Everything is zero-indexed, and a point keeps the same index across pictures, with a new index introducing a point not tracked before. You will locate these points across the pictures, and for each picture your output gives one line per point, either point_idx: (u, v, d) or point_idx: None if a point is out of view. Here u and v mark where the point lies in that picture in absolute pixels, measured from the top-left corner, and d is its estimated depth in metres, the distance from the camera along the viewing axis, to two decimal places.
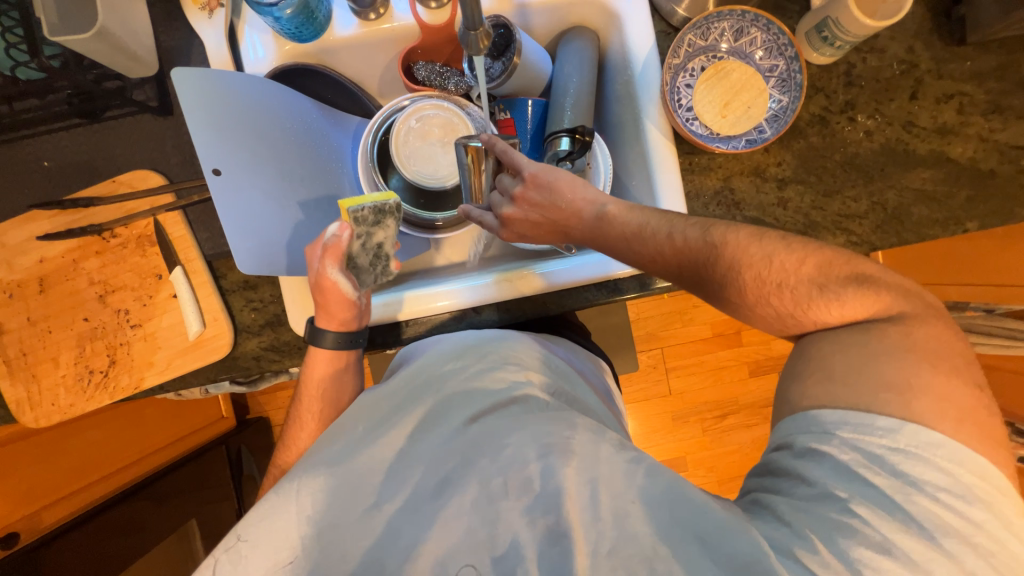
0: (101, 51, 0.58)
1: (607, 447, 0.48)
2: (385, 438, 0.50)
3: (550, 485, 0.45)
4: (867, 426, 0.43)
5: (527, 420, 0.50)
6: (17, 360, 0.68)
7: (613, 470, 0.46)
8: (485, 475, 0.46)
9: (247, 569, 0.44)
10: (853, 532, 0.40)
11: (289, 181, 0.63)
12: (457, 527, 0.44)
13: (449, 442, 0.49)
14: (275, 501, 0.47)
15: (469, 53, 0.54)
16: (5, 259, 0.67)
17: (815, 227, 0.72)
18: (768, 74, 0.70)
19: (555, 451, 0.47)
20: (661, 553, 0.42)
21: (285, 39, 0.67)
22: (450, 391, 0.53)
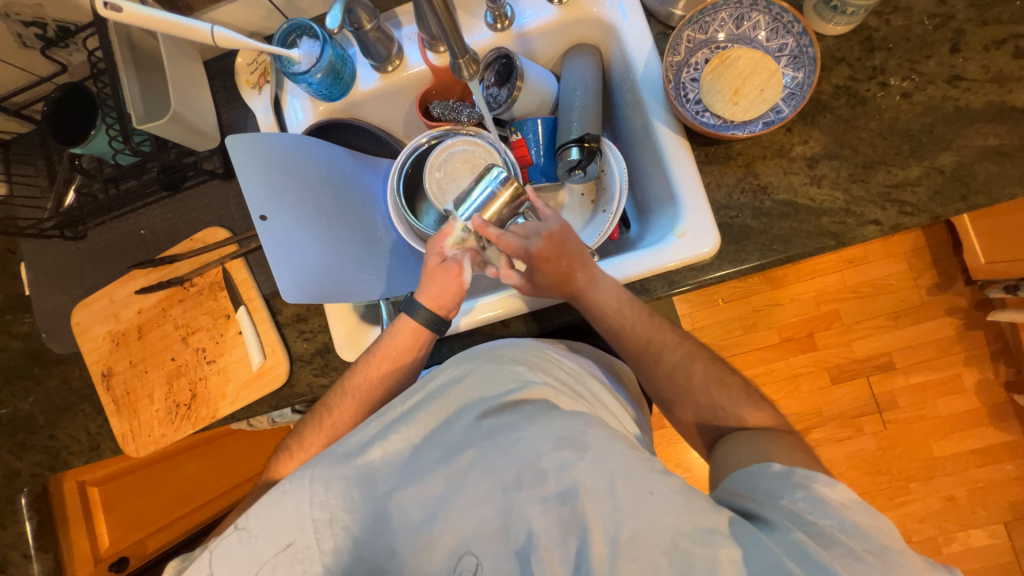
0: (174, 131, 0.71)
1: (621, 443, 0.47)
2: (399, 434, 0.52)
3: (564, 478, 0.44)
4: (819, 479, 0.45)
5: (540, 415, 0.50)
6: (122, 398, 0.80)
7: (631, 463, 0.45)
8: (499, 468, 0.46)
9: (257, 548, 0.47)
10: (864, 542, 0.39)
11: (326, 220, 0.70)
12: (472, 519, 0.45)
13: (462, 438, 0.50)
14: (289, 489, 0.48)
15: (460, 79, 0.62)
16: (113, 312, 0.80)
17: (858, 202, 0.66)
18: (778, 55, 0.68)
19: (569, 444, 0.46)
20: (688, 540, 0.40)
21: (319, 101, 0.77)
22: (463, 391, 0.55)
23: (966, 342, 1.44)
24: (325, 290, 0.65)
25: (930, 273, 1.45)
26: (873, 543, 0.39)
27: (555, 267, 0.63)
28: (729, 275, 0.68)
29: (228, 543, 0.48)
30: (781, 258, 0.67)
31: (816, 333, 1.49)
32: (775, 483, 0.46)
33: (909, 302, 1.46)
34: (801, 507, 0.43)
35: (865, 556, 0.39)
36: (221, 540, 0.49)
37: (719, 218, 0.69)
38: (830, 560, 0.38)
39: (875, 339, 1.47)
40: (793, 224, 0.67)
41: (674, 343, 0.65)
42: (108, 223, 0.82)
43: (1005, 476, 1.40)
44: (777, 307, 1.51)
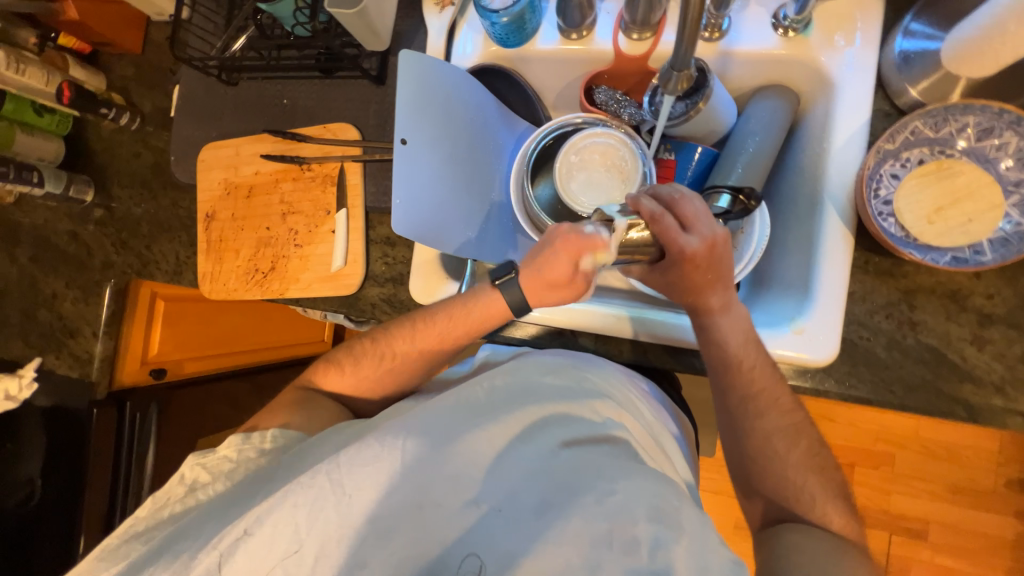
0: (355, 24, 0.71)
1: (714, 534, 0.42)
2: (485, 433, 0.48)
3: (657, 558, 0.40)
4: None
5: (631, 468, 0.45)
6: (213, 242, 0.86)
7: (723, 566, 0.40)
8: (588, 515, 0.42)
9: (347, 517, 0.43)
10: None
11: (455, 165, 0.69)
12: (556, 561, 0.41)
13: (545, 464, 0.46)
14: (379, 455, 0.45)
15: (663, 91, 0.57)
16: (234, 164, 0.85)
17: (1015, 386, 0.57)
18: (1010, 189, 0.58)
19: (665, 519, 0.41)
20: None
21: (492, 42, 0.74)
22: (549, 406, 0.51)
23: (1019, 553, 1.29)
24: (428, 232, 0.64)
25: (1019, 467, 1.28)
26: None
27: (700, 273, 0.57)
28: (826, 393, 0.62)
29: (314, 494, 0.43)
30: (894, 404, 0.59)
31: (859, 468, 1.37)
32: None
33: (978, 485, 1.30)
34: None
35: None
36: (295, 486, 0.43)
37: (846, 331, 0.61)
38: None
39: (921, 503, 1.33)
40: (925, 374, 0.59)
41: (788, 408, 0.59)
42: (260, 81, 0.85)
43: None
44: (833, 426, 1.37)
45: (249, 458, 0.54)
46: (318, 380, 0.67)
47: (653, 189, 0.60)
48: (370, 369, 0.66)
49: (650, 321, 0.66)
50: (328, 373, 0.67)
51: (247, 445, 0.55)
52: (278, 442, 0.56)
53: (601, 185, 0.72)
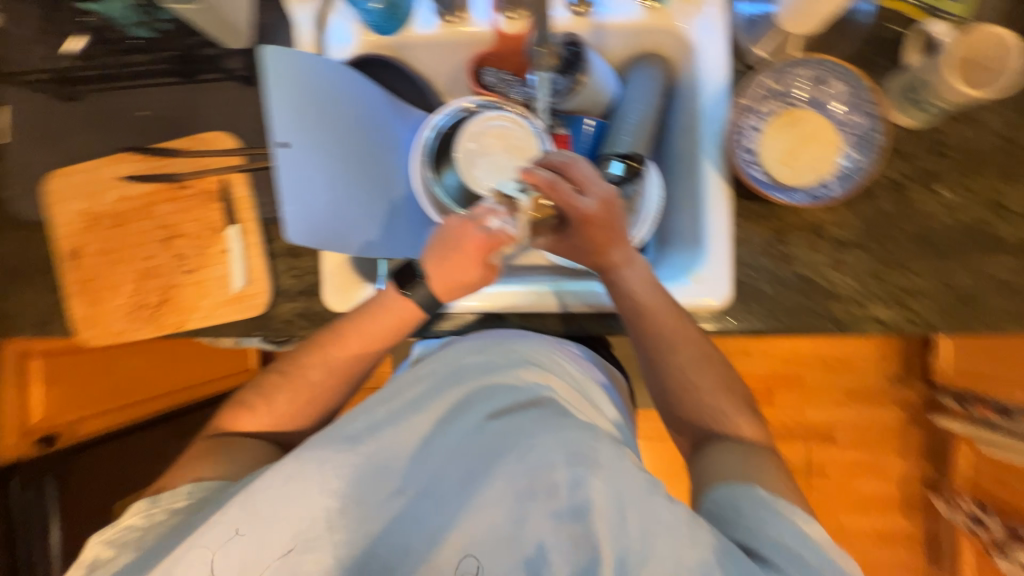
0: (205, 19, 0.65)
1: (630, 461, 0.44)
2: (408, 423, 0.48)
3: (576, 495, 0.42)
4: (798, 514, 0.46)
5: (551, 421, 0.47)
6: (85, 283, 0.75)
7: (639, 486, 0.42)
8: (510, 473, 0.44)
9: (268, 540, 0.42)
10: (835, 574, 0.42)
11: (350, 163, 0.66)
12: (482, 523, 0.42)
13: (470, 438, 0.47)
14: (291, 474, 0.43)
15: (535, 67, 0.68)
16: (94, 191, 0.75)
17: (870, 297, 0.67)
18: (844, 128, 0.66)
19: (583, 460, 0.43)
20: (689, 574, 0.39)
21: (370, 31, 0.72)
22: (470, 381, 0.52)
23: (905, 435, 1.53)
24: (332, 236, 0.61)
25: (896, 364, 1.51)
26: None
27: (599, 230, 0.60)
28: (728, 331, 0.69)
29: (226, 525, 0.42)
30: (781, 330, 0.67)
31: (776, 390, 1.54)
32: (762, 510, 0.46)
33: (868, 385, 1.52)
34: (783, 538, 0.44)
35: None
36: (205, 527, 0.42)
37: (736, 273, 0.68)
38: None
39: (827, 410, 1.54)
40: (801, 300, 0.67)
41: (695, 338, 0.63)
42: (108, 93, 0.75)
43: (896, 558, 1.53)
44: (749, 358, 1.55)
45: (159, 522, 0.50)
46: (228, 425, 0.62)
47: (544, 158, 0.62)
48: (285, 401, 0.62)
49: (570, 292, 0.69)
50: (240, 415, 0.62)
51: (156, 508, 0.51)
52: (194, 496, 0.52)
53: (504, 168, 0.72)
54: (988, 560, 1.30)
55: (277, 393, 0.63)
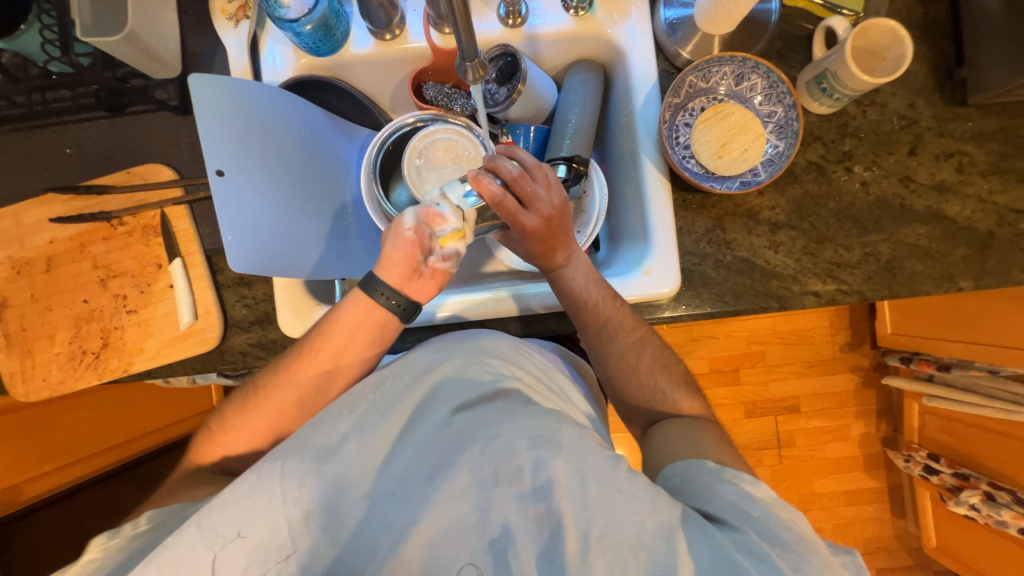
0: (127, 52, 0.62)
1: (592, 440, 0.46)
2: (374, 429, 0.47)
3: (539, 476, 0.43)
4: (747, 477, 0.47)
5: (514, 411, 0.47)
6: (16, 335, 0.70)
7: (601, 461, 0.44)
8: (474, 463, 0.44)
9: (229, 562, 0.40)
10: (791, 532, 0.43)
11: (292, 186, 0.65)
12: (448, 515, 0.42)
13: (435, 436, 0.47)
14: (257, 484, 0.42)
15: (465, 81, 0.59)
16: (18, 237, 0.70)
17: (805, 273, 0.72)
18: (766, 120, 0.71)
19: (545, 442, 0.44)
20: (651, 536, 0.41)
21: (303, 52, 0.71)
22: (432, 379, 0.52)
23: (861, 398, 1.63)
24: (275, 261, 0.61)
25: (846, 333, 1.61)
26: (799, 535, 0.43)
27: (542, 235, 0.62)
28: (681, 317, 0.72)
29: (184, 541, 0.40)
30: (729, 311, 0.71)
31: (741, 370, 1.61)
32: (711, 478, 0.48)
33: (824, 355, 1.62)
34: (735, 500, 0.46)
35: (792, 546, 0.42)
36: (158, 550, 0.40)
37: (682, 262, 0.72)
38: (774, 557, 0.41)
39: (789, 383, 1.62)
40: (745, 281, 0.71)
41: (632, 326, 0.66)
42: (25, 132, 0.71)
43: (865, 515, 1.62)
44: (713, 341, 1.61)
45: (120, 552, 0.46)
46: (197, 455, 0.60)
47: (493, 161, 0.60)
48: (250, 424, 0.59)
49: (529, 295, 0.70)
50: (203, 443, 0.61)
51: (116, 539, 0.47)
52: (156, 520, 0.49)
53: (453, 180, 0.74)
54: (943, 505, 1.40)
55: (240, 417, 0.60)
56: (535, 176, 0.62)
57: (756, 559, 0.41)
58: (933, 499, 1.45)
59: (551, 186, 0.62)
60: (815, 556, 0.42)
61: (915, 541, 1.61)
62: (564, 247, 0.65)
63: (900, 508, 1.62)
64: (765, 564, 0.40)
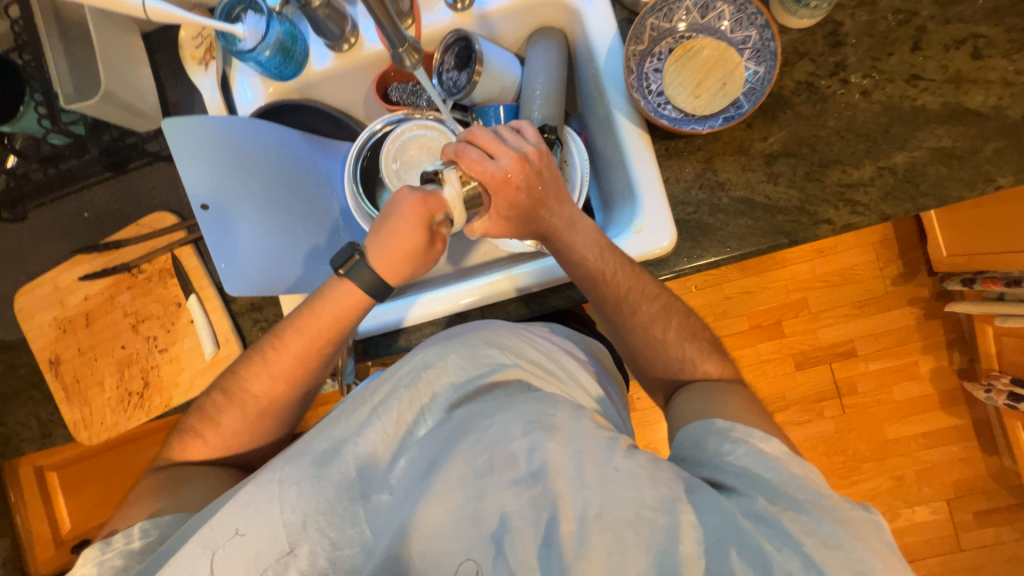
0: (108, 112, 0.68)
1: (590, 422, 0.46)
2: (375, 430, 0.48)
3: (535, 459, 0.43)
4: (757, 435, 0.47)
5: (511, 401, 0.47)
6: (71, 386, 0.78)
7: (598, 442, 0.44)
8: (470, 454, 0.44)
9: (230, 562, 0.43)
10: (807, 493, 0.41)
11: (275, 211, 0.69)
12: (443, 508, 0.42)
13: (435, 432, 0.48)
14: (255, 498, 0.44)
15: (402, 69, 0.60)
16: (59, 299, 0.78)
17: (813, 201, 0.66)
18: (742, 47, 0.67)
19: (539, 425, 0.44)
20: (650, 510, 0.40)
21: (270, 81, 0.74)
22: (427, 378, 0.51)
23: (925, 331, 1.49)
24: (265, 279, 0.65)
25: (896, 264, 1.48)
26: (811, 492, 0.41)
27: (526, 197, 0.59)
28: (684, 271, 0.69)
29: (188, 557, 0.43)
30: (735, 255, 0.67)
31: (784, 321, 1.52)
32: (718, 441, 0.47)
33: (874, 292, 1.49)
34: (745, 463, 0.44)
35: (805, 506, 0.40)
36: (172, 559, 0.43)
37: (676, 213, 0.68)
38: (781, 517, 0.39)
39: (840, 327, 1.51)
40: (748, 222, 0.67)
41: (654, 294, 0.62)
42: (48, 205, 0.78)
43: (951, 457, 1.49)
44: (748, 296, 1.53)
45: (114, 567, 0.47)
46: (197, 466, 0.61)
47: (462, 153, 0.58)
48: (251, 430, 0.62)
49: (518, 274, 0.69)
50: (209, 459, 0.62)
51: (108, 553, 0.48)
52: (148, 535, 0.50)
53: None
54: None
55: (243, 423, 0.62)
56: (473, 142, 0.59)
57: (765, 526, 0.39)
58: None
59: (500, 140, 0.58)
60: (831, 518, 0.39)
61: (1015, 478, 1.45)
62: (559, 208, 0.62)
63: (991, 444, 1.47)
64: (772, 529, 0.39)
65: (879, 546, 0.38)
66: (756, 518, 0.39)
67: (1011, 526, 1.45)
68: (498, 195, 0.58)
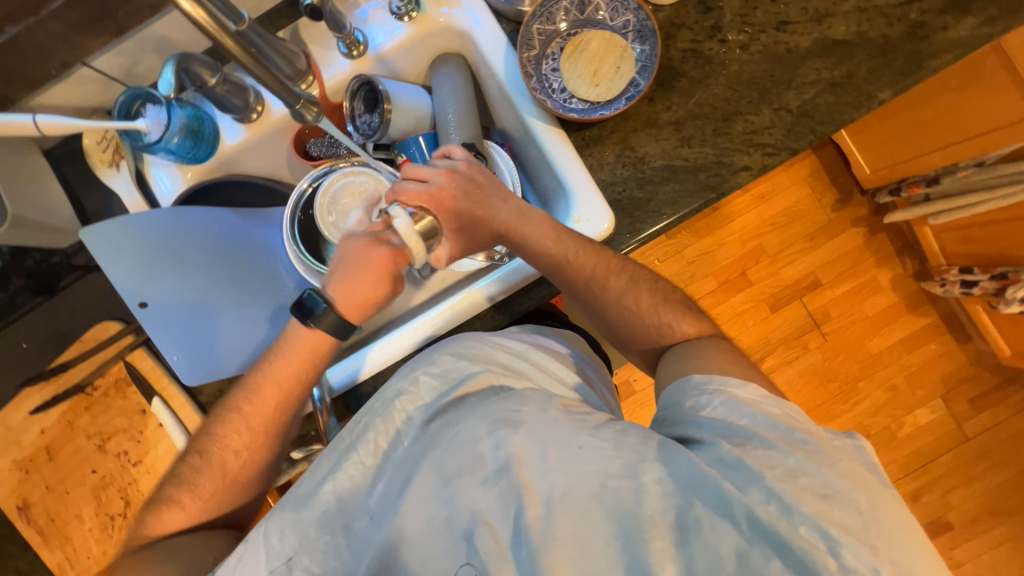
0: (23, 236, 0.67)
1: (558, 409, 0.46)
2: (351, 465, 0.48)
3: (500, 455, 0.43)
4: (733, 382, 0.48)
5: (477, 405, 0.47)
6: (48, 527, 0.73)
7: (561, 427, 0.45)
8: (438, 464, 0.44)
9: None
10: (775, 430, 0.43)
11: (221, 290, 0.69)
12: (417, 520, 0.43)
13: (410, 451, 0.48)
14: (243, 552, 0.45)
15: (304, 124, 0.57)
16: (14, 440, 0.74)
17: (726, 153, 0.70)
18: (624, 31, 0.71)
19: (503, 422, 0.45)
20: (614, 478, 0.42)
21: (187, 166, 0.74)
22: (398, 402, 0.51)
23: (875, 246, 1.57)
24: (221, 361, 0.67)
25: (831, 192, 1.57)
26: (781, 427, 0.44)
27: (466, 204, 0.59)
28: (632, 246, 0.71)
29: None
30: (673, 220, 0.70)
31: (747, 270, 1.58)
32: (695, 395, 0.48)
33: (820, 222, 1.57)
34: (719, 414, 0.46)
35: (773, 443, 0.42)
36: None
37: (608, 195, 0.71)
38: (746, 457, 0.41)
39: (799, 263, 1.58)
40: (675, 186, 0.70)
41: (619, 267, 0.63)
42: None
43: (932, 355, 1.56)
44: (709, 256, 1.58)
45: None
46: None
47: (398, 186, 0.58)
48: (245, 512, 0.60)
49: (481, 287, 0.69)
50: None
51: None
52: None
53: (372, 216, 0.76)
54: (997, 311, 1.35)
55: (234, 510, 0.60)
56: (405, 177, 0.60)
57: (730, 470, 0.41)
58: (988, 311, 1.39)
59: (429, 166, 0.60)
60: (796, 449, 0.42)
61: (993, 359, 1.53)
62: (501, 213, 0.62)
63: (963, 333, 1.55)
64: (739, 471, 0.41)
65: (842, 465, 0.41)
66: (724, 464, 0.41)
67: (1003, 403, 1.53)
68: (443, 213, 0.58)
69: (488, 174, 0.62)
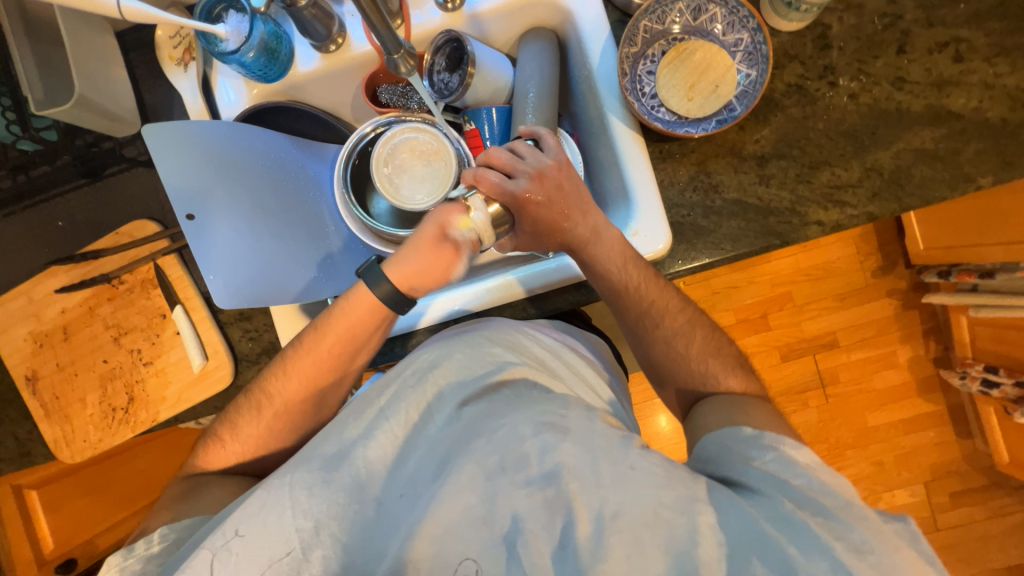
0: (83, 117, 0.65)
1: (602, 422, 0.47)
2: (384, 435, 0.48)
3: (547, 461, 0.44)
4: (788, 442, 0.47)
5: (519, 402, 0.49)
6: (51, 404, 0.75)
7: (612, 441, 0.45)
8: (481, 455, 0.45)
9: (240, 566, 0.43)
10: (837, 499, 0.42)
11: (265, 215, 0.67)
12: (457, 507, 0.43)
13: (443, 432, 0.48)
14: (265, 500, 0.45)
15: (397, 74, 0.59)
16: (34, 312, 0.74)
17: (803, 202, 0.67)
18: (734, 49, 0.67)
19: (550, 426, 0.46)
20: (667, 510, 0.41)
21: (254, 82, 0.71)
22: (436, 380, 0.52)
23: (903, 322, 1.54)
24: (255, 289, 0.64)
25: (875, 257, 1.52)
26: (842, 499, 0.42)
27: (547, 208, 0.58)
28: (680, 273, 0.70)
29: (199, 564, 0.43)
30: (729, 256, 0.68)
31: (769, 314, 1.55)
32: (748, 446, 0.47)
33: (855, 285, 1.53)
34: (773, 469, 0.45)
35: (835, 514, 0.41)
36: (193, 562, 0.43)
37: (671, 216, 0.69)
38: (806, 521, 0.40)
39: (823, 320, 1.55)
40: (741, 224, 0.68)
41: (679, 308, 0.62)
42: (20, 213, 0.75)
43: (928, 442, 1.54)
44: (734, 291, 1.56)
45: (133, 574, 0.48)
46: (204, 464, 0.61)
47: (483, 175, 0.57)
48: (246, 440, 0.61)
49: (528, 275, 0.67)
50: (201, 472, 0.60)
51: (130, 559, 0.49)
52: (168, 538, 0.51)
53: (426, 177, 0.72)
54: (1009, 418, 1.32)
55: (235, 435, 0.61)
56: (489, 164, 0.59)
57: (791, 530, 0.40)
58: (998, 414, 1.36)
59: (517, 158, 0.59)
60: (861, 524, 0.40)
61: (988, 460, 1.51)
62: (577, 218, 0.60)
63: (965, 428, 1.53)
64: (797, 532, 0.40)
65: (906, 554, 0.40)
66: (780, 521, 0.41)
67: (984, 505, 1.52)
68: (521, 215, 0.58)
69: (577, 182, 0.60)
